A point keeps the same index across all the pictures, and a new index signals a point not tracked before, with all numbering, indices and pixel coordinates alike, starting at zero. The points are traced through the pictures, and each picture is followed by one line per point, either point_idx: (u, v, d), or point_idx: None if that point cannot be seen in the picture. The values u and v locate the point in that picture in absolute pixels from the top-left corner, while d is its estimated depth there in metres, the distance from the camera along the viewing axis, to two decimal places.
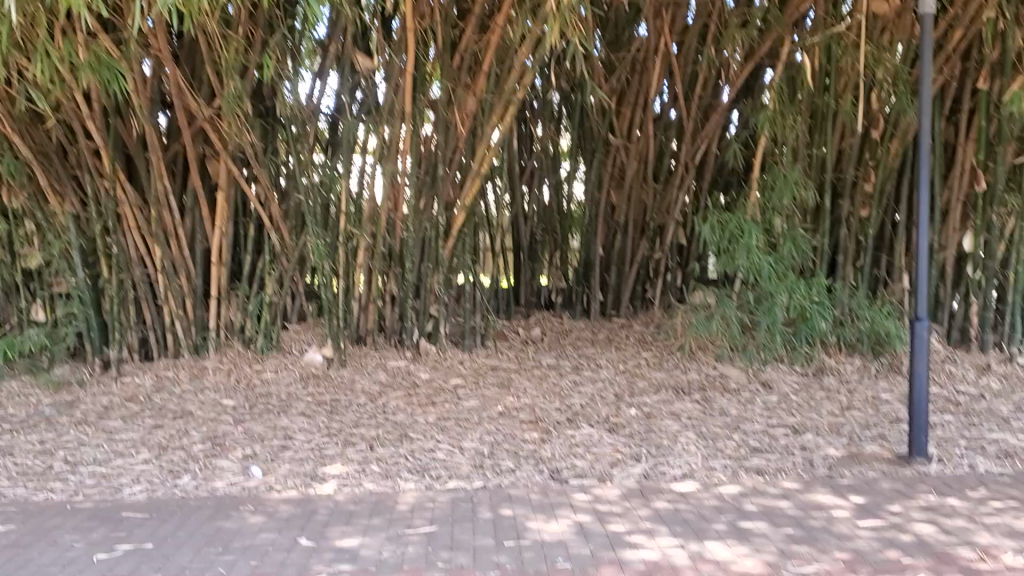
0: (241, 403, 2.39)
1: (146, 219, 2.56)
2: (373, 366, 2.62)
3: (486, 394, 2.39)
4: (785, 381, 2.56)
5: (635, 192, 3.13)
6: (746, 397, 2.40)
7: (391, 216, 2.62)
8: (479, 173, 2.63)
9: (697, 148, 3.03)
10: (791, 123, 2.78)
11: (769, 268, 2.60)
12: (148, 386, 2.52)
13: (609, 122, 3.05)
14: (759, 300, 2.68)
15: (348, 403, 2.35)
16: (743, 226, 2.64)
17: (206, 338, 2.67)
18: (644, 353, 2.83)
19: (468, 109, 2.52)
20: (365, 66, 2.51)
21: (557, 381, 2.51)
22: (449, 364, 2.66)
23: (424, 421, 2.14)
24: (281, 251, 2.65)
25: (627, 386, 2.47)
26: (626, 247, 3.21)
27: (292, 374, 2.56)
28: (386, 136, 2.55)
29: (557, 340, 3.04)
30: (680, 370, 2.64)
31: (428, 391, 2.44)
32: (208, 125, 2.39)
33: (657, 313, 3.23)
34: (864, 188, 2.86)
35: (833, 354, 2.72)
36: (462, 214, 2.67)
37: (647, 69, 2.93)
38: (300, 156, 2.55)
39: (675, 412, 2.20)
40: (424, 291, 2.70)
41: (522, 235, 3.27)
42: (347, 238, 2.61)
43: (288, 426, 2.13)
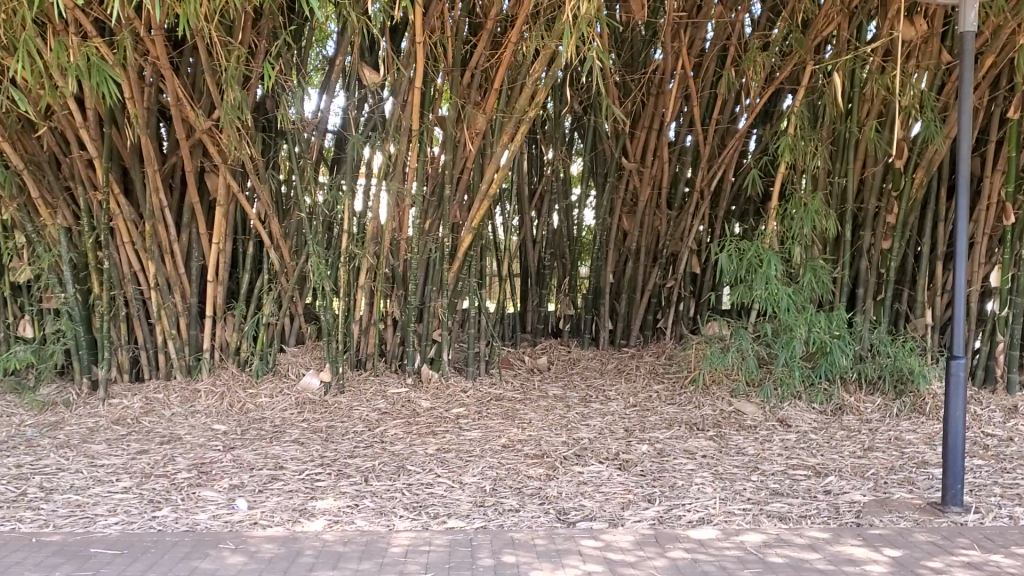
0: (232, 429, 2.29)
1: (140, 234, 2.45)
2: (372, 393, 2.53)
3: (489, 424, 2.28)
4: (802, 419, 2.44)
5: (648, 218, 3.03)
6: (762, 435, 2.28)
7: (394, 237, 2.53)
8: (487, 194, 2.51)
9: (713, 174, 2.93)
10: (813, 150, 2.67)
11: (788, 298, 2.50)
12: (136, 409, 2.42)
13: (623, 145, 2.94)
14: (776, 333, 2.58)
15: (344, 431, 2.24)
16: (762, 255, 2.53)
17: (200, 359, 2.58)
18: (656, 385, 2.72)
19: (477, 127, 2.43)
20: (371, 83, 2.38)
21: (564, 413, 2.39)
22: (451, 394, 2.55)
23: (423, 453, 2.03)
24: (281, 270, 2.55)
25: (637, 420, 2.36)
26: (637, 275, 3.11)
27: (288, 400, 2.46)
28: (391, 153, 2.43)
29: (565, 369, 2.94)
30: (692, 404, 2.53)
31: (429, 420, 2.33)
32: (207, 138, 2.28)
33: (668, 344, 3.13)
34: (886, 219, 2.73)
35: (852, 392, 2.60)
36: (468, 236, 2.54)
37: (662, 94, 2.80)
38: (302, 174, 2.43)
39: (688, 449, 2.09)
40: (427, 315, 2.60)
41: (530, 261, 3.16)
42: (349, 258, 2.50)
43: (279, 455, 2.02)
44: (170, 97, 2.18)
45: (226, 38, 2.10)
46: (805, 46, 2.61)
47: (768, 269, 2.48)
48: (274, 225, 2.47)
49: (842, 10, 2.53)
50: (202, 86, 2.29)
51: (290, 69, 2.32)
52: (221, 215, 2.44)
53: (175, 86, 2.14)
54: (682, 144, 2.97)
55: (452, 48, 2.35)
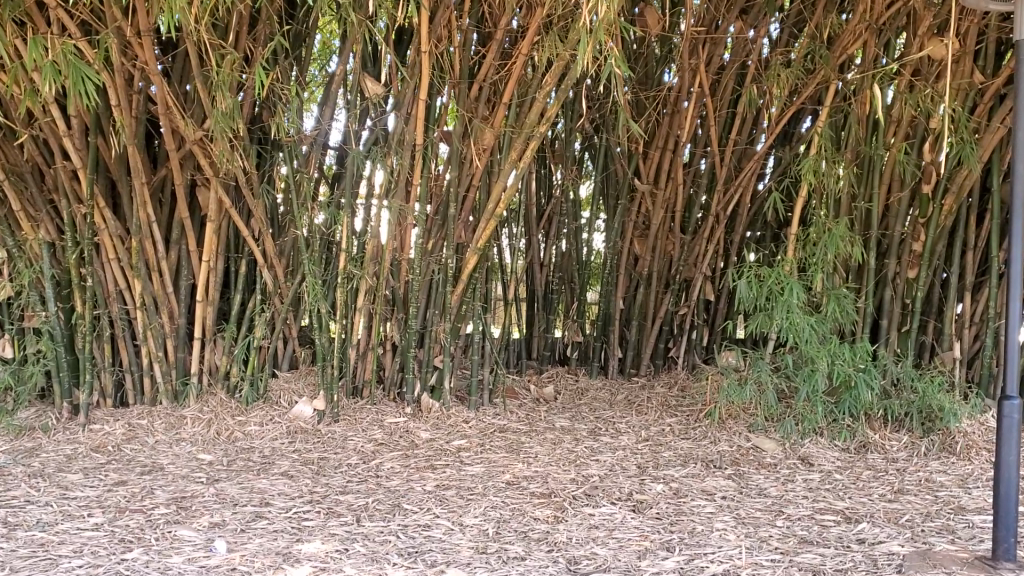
0: (219, 459, 2.15)
1: (126, 250, 2.33)
2: (368, 422, 2.39)
3: (493, 458, 2.14)
4: (825, 458, 2.29)
5: (661, 242, 2.90)
6: (783, 474, 2.14)
7: (396, 257, 2.41)
8: (494, 214, 2.37)
9: (729, 197, 2.81)
10: (835, 174, 2.55)
11: (810, 329, 2.37)
12: (117, 436, 2.28)
13: (636, 166, 2.82)
14: (796, 365, 2.44)
15: (337, 464, 2.10)
16: (783, 281, 2.41)
17: (187, 384, 2.44)
18: (669, 418, 2.57)
19: (484, 143, 2.30)
20: (374, 92, 2.22)
21: (572, 447, 2.25)
22: (452, 424, 2.42)
23: (421, 489, 1.89)
24: (275, 290, 2.43)
25: (651, 456, 2.21)
26: (649, 302, 2.98)
27: (279, 429, 2.33)
28: (394, 168, 2.29)
29: (573, 399, 2.79)
30: (706, 439, 2.38)
31: (428, 453, 2.19)
32: (198, 149, 2.15)
33: (681, 374, 2.98)
34: (912, 247, 2.61)
35: (878, 429, 2.44)
36: (474, 257, 2.40)
37: (678, 113, 2.69)
38: (301, 192, 2.31)
39: (706, 489, 1.95)
40: (428, 339, 2.46)
41: (537, 284, 3.03)
42: (347, 278, 2.37)
43: (265, 489, 1.88)
44: (159, 106, 2.06)
45: (218, 42, 1.98)
46: (830, 62, 2.49)
47: (788, 297, 2.37)
48: (268, 243, 2.34)
49: (869, 26, 2.42)
50: (193, 95, 2.17)
51: (288, 81, 2.21)
52: (213, 232, 2.32)
53: (163, 94, 2.02)
54: (699, 165, 2.84)
55: (460, 59, 2.24)
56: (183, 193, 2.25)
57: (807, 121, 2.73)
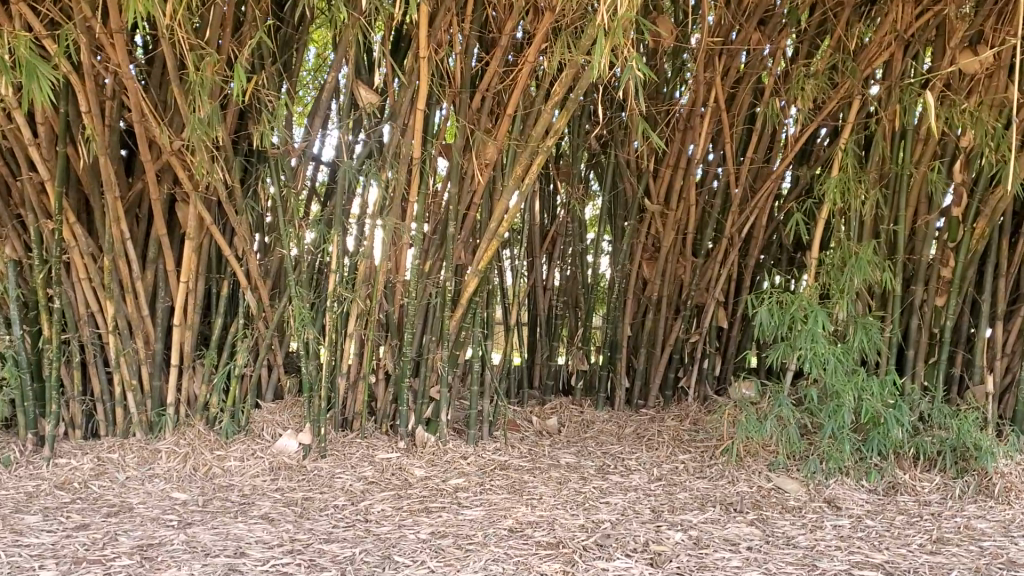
0: (193, 499, 1.97)
1: (99, 271, 2.15)
2: (358, 458, 2.21)
3: (493, 500, 1.96)
4: (853, 501, 2.11)
5: (672, 266, 2.74)
6: (810, 519, 1.96)
7: (390, 279, 2.24)
8: (496, 234, 2.19)
9: (745, 219, 2.66)
10: (862, 195, 2.38)
11: (835, 361, 2.19)
12: (85, 471, 2.09)
13: (646, 185, 2.66)
14: (819, 400, 2.27)
15: (323, 506, 1.92)
16: (808, 308, 2.21)
17: (162, 415, 2.27)
18: (682, 455, 2.40)
19: (488, 158, 2.13)
20: (368, 100, 2.07)
21: (579, 488, 2.07)
22: (449, 460, 2.24)
23: (414, 537, 1.71)
24: (259, 314, 2.25)
25: (666, 499, 2.03)
26: (658, 329, 2.81)
27: (260, 465, 2.15)
28: (388, 181, 2.12)
29: (577, 433, 2.61)
30: (723, 479, 2.20)
31: (422, 494, 2.01)
32: (175, 161, 1.98)
33: (692, 405, 2.81)
34: (942, 273, 2.45)
35: (908, 468, 2.27)
36: (474, 279, 2.22)
37: (692, 127, 2.53)
38: (287, 209, 2.14)
39: (729, 538, 1.77)
40: (424, 368, 2.30)
41: (540, 308, 2.85)
42: (338, 302, 2.19)
43: (242, 536, 1.70)
44: (134, 113, 1.90)
45: (197, 41, 1.80)
46: (857, 74, 2.34)
47: (813, 326, 2.18)
48: (252, 264, 2.16)
49: (898, 36, 2.26)
50: (170, 102, 2.00)
51: (277, 91, 2.06)
52: (192, 251, 2.15)
53: (138, 100, 1.86)
54: (713, 184, 2.68)
55: (460, 67, 2.08)
56: (160, 209, 2.08)
57: (824, 138, 2.60)
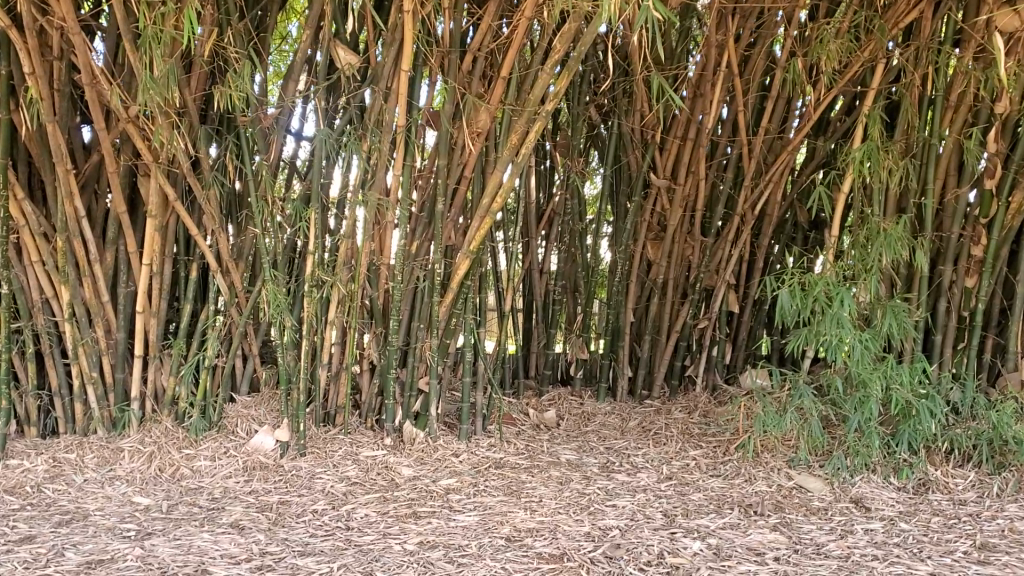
0: (157, 504, 1.78)
1: (52, 252, 1.95)
2: (340, 456, 2.02)
3: (488, 503, 1.77)
4: (882, 500, 1.93)
5: (678, 246, 2.56)
6: (839, 523, 1.78)
7: (374, 261, 2.04)
8: (490, 211, 1.99)
9: (758, 194, 2.47)
10: (890, 167, 2.18)
11: (861, 348, 2.00)
12: (38, 474, 1.90)
13: (652, 158, 2.48)
14: (843, 390, 2.08)
15: (299, 512, 1.73)
16: (832, 291, 2.02)
17: (126, 410, 2.08)
18: (692, 449, 2.21)
19: (480, 125, 1.94)
20: (346, 61, 1.87)
21: (583, 488, 1.88)
22: (439, 458, 2.05)
23: (402, 548, 1.52)
24: (230, 299, 2.05)
25: (679, 501, 1.85)
26: (664, 314, 2.62)
27: (233, 465, 1.96)
28: (370, 153, 1.92)
29: (578, 426, 2.43)
30: (740, 478, 2.02)
31: (410, 496, 1.82)
32: (132, 128, 1.78)
33: (701, 396, 2.63)
34: (972, 252, 2.26)
35: (939, 464, 2.08)
36: (465, 262, 2.02)
37: (703, 94, 2.34)
38: (261, 184, 1.94)
39: (753, 547, 1.60)
40: (412, 358, 2.10)
41: (536, 293, 2.66)
42: (317, 286, 2.00)
43: (206, 549, 1.50)
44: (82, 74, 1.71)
45: None
46: (884, 33, 2.14)
47: (838, 308, 1.98)
48: (223, 244, 1.97)
49: None
50: (125, 62, 1.81)
51: (247, 53, 1.86)
52: (156, 230, 1.95)
53: (87, 61, 1.66)
54: (722, 158, 2.50)
55: (450, 27, 1.89)
56: (118, 183, 1.88)
57: (836, 107, 2.45)
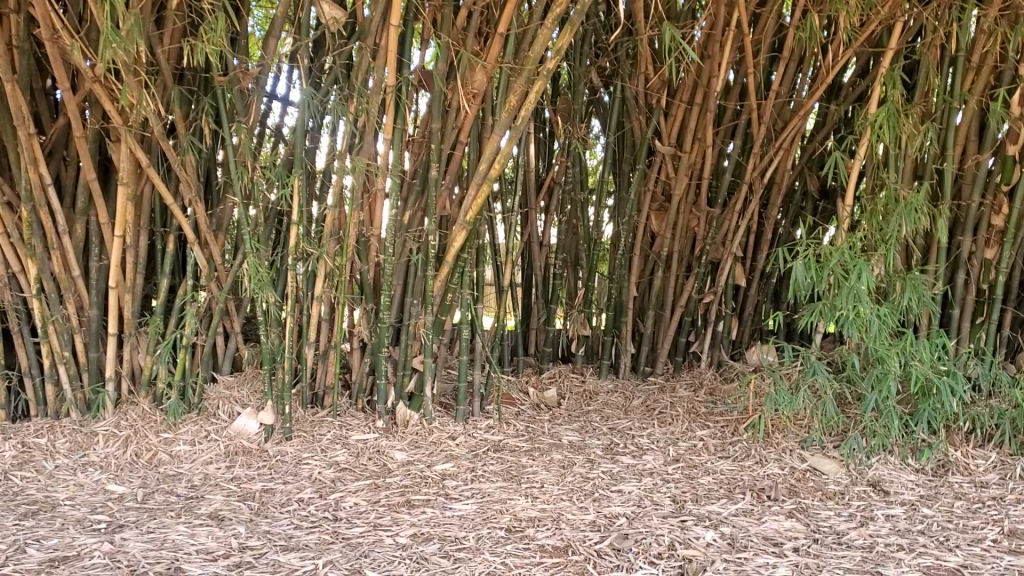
0: (132, 492, 1.67)
1: (17, 224, 1.83)
2: (329, 439, 1.91)
3: (486, 490, 1.66)
4: (901, 483, 1.82)
5: (683, 217, 2.45)
6: (858, 509, 1.68)
7: (363, 232, 1.92)
8: (487, 178, 1.85)
9: (767, 161, 2.35)
10: (910, 130, 2.06)
11: (879, 322, 1.89)
12: (7, 459, 1.78)
13: (656, 125, 2.36)
14: (860, 366, 1.98)
15: (284, 502, 1.62)
16: (848, 262, 1.90)
17: (101, 392, 1.97)
18: (700, 429, 2.10)
19: (475, 87, 1.82)
20: (332, 17, 1.75)
21: (586, 473, 1.78)
22: (434, 441, 1.94)
23: (392, 541, 1.41)
24: (209, 273, 1.93)
25: (688, 485, 1.74)
26: (667, 287, 2.51)
27: (215, 449, 1.85)
28: (357, 118, 1.80)
29: (579, 405, 2.32)
30: (751, 460, 1.91)
31: (402, 483, 1.71)
32: (98, 89, 1.66)
33: (706, 373, 2.53)
34: (994, 221, 2.15)
35: (961, 444, 1.98)
36: (461, 233, 1.89)
37: (711, 55, 2.21)
38: (239, 150, 1.82)
39: (770, 536, 1.49)
40: (405, 336, 1.99)
41: (535, 267, 2.55)
42: (302, 259, 1.87)
43: (181, 544, 1.40)
44: (41, 26, 1.59)
45: None
46: None
47: (856, 282, 1.86)
48: (200, 214, 1.85)
49: None
50: (89, 16, 1.69)
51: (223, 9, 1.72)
52: (128, 199, 1.82)
53: (45, 12, 1.54)
54: (731, 122, 2.39)
55: None
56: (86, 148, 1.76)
57: (848, 72, 2.34)
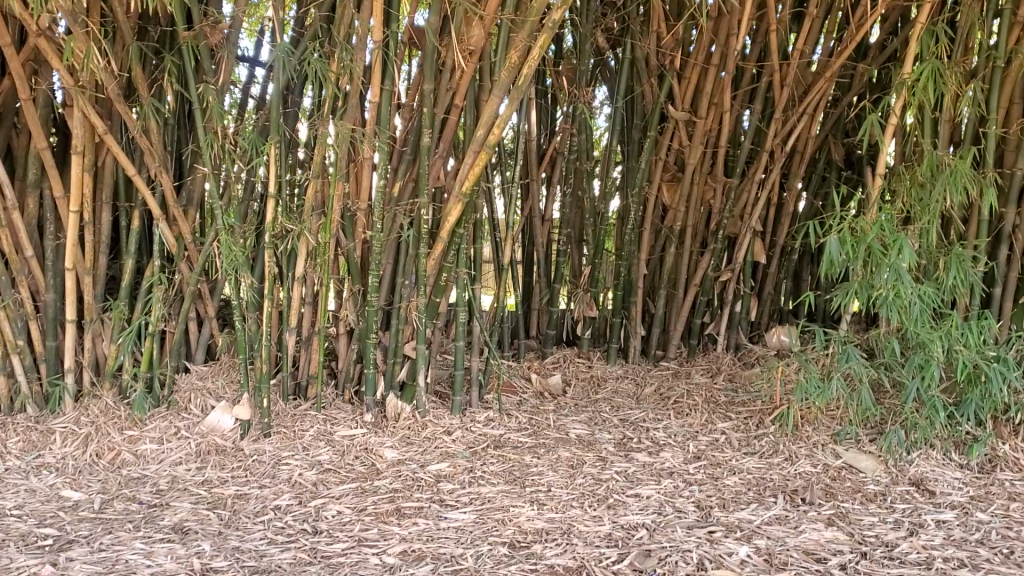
0: (89, 499, 1.48)
1: None
2: (312, 436, 1.73)
3: (486, 495, 1.48)
4: (947, 482, 1.64)
5: (698, 187, 2.24)
6: (903, 513, 1.50)
7: (348, 206, 1.72)
8: (486, 144, 1.64)
9: (790, 127, 2.15)
10: (952, 91, 1.85)
11: (922, 304, 1.70)
12: None
13: (669, 89, 2.15)
14: (900, 352, 1.79)
15: (257, 510, 1.44)
16: (887, 237, 1.71)
17: (60, 384, 1.78)
18: (722, 421, 1.92)
19: (472, 42, 1.60)
20: None
21: (598, 474, 1.59)
22: (429, 437, 1.76)
23: (379, 561, 1.23)
24: (176, 252, 1.73)
25: (712, 488, 1.55)
26: (682, 264, 2.32)
27: (185, 449, 1.66)
28: (339, 77, 1.60)
29: (586, 394, 2.13)
30: (779, 457, 1.73)
31: (393, 487, 1.52)
32: (41, 45, 1.45)
33: (724, 357, 2.34)
34: None
35: (1010, 438, 1.79)
36: (457, 206, 1.69)
37: (732, 11, 2.00)
38: (207, 114, 1.62)
39: (811, 551, 1.31)
40: (396, 320, 1.79)
41: (538, 243, 2.35)
42: (280, 236, 1.68)
43: (136, 566, 1.21)
44: None
45: None
46: None
47: (897, 258, 1.66)
48: (167, 188, 1.65)
49: None
50: None
51: None
52: (84, 171, 1.62)
53: None
54: (751, 85, 2.19)
55: None
56: (34, 113, 1.56)
57: (876, 32, 2.15)
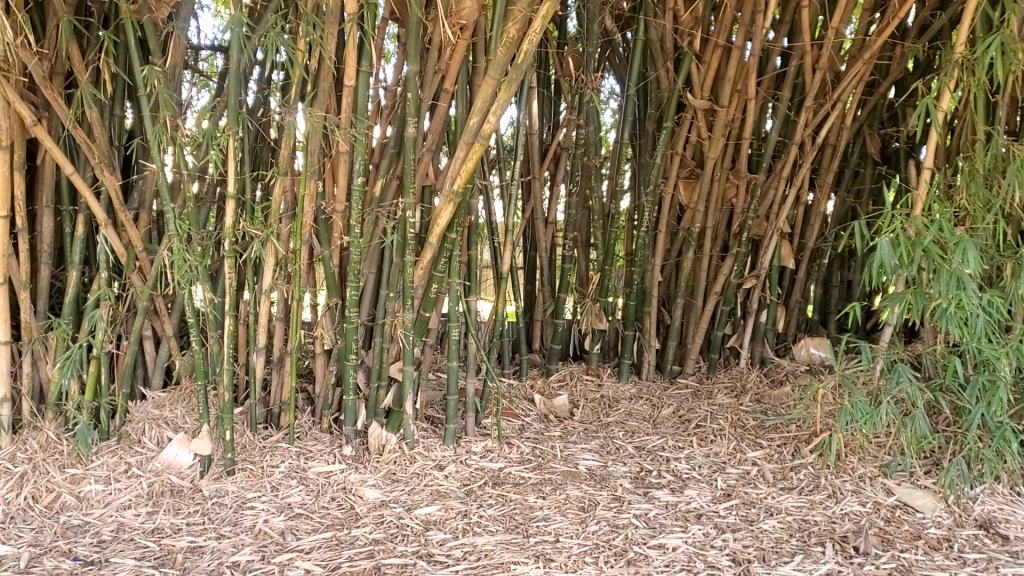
0: (16, 555, 1.25)
1: None
2: (283, 473, 1.50)
3: (484, 549, 1.25)
4: (1021, 525, 1.41)
5: (718, 184, 2.00)
6: (976, 566, 1.26)
7: (322, 208, 1.49)
8: (480, 133, 1.41)
9: (822, 117, 1.92)
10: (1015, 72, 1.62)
11: (985, 316, 1.46)
12: None
13: (686, 74, 1.92)
14: (959, 371, 1.56)
15: (211, 569, 1.21)
16: (946, 240, 1.47)
17: None
18: (753, 449, 1.69)
19: (462, 16, 1.37)
20: None
21: (613, 519, 1.36)
22: (416, 472, 1.53)
23: None
24: (125, 260, 1.49)
25: (749, 535, 1.32)
26: (701, 271, 2.08)
27: (135, 490, 1.43)
28: (307, 58, 1.37)
29: (597, 416, 1.90)
30: (821, 494, 1.50)
31: (374, 537, 1.29)
32: None
33: (749, 374, 2.11)
34: None
35: None
36: (447, 207, 1.46)
37: None
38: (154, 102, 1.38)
39: None
40: (380, 338, 1.57)
41: (541, 248, 2.12)
42: (241, 243, 1.44)
43: None
44: None
45: None
46: None
47: (959, 263, 1.42)
48: (110, 185, 1.41)
49: None
50: None
51: None
52: (10, 166, 1.39)
53: None
54: (778, 71, 1.96)
55: None
56: None
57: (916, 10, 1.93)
